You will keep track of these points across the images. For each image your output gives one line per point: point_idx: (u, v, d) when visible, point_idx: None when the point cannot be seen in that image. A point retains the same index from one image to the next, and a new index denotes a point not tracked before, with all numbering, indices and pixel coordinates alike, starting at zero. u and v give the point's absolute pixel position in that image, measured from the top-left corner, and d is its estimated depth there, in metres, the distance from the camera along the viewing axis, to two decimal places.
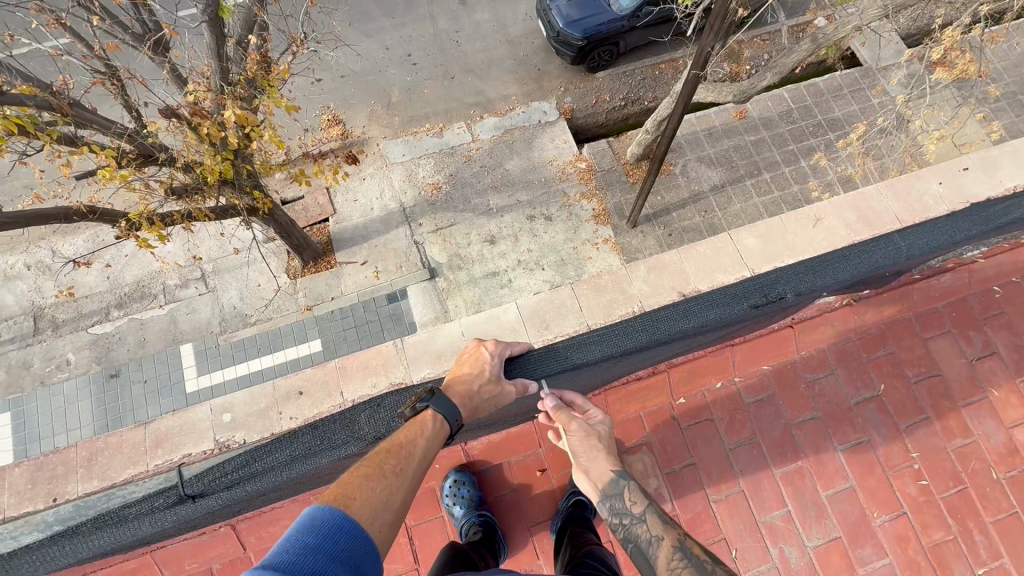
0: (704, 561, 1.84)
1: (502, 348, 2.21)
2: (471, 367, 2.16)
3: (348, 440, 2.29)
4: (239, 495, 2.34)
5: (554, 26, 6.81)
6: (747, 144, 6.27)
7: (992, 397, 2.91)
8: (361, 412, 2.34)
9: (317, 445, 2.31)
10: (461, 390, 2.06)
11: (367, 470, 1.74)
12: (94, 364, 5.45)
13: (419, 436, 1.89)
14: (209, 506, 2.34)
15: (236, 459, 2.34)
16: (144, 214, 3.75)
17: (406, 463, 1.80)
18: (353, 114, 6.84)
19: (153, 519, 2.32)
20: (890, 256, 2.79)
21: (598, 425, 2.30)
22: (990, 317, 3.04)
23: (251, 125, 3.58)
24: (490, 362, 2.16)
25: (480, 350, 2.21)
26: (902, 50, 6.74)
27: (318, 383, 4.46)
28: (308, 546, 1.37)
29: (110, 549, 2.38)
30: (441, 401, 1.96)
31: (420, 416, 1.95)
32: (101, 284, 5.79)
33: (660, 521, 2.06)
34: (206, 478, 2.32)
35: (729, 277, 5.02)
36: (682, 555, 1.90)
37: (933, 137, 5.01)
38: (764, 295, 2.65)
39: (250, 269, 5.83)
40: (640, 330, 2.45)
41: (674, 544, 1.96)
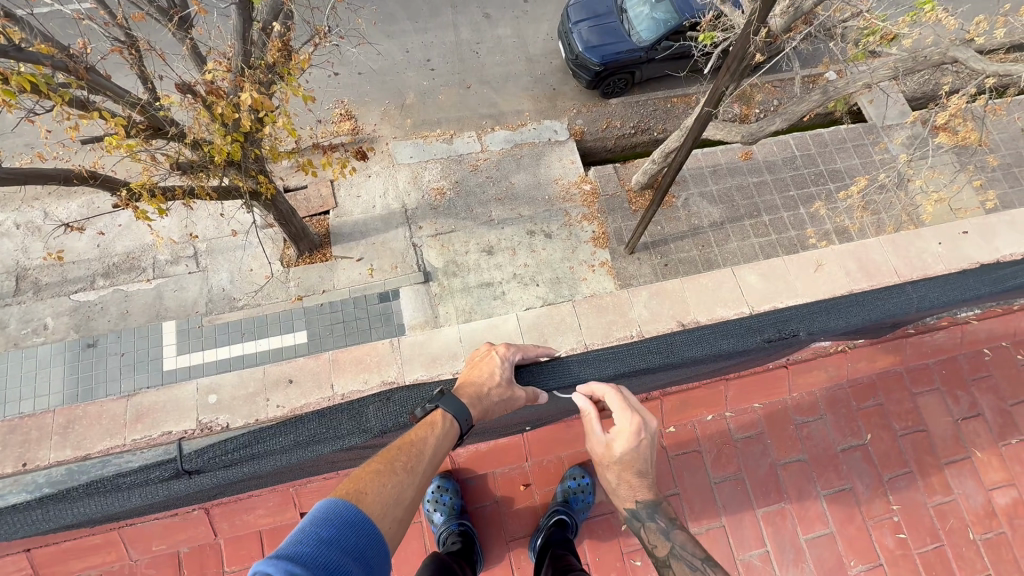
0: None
1: (511, 353, 2.16)
2: (481, 371, 2.09)
3: (353, 431, 2.25)
4: (235, 476, 2.26)
5: (574, 49, 6.95)
6: (749, 185, 6.39)
7: (974, 457, 2.84)
8: (370, 405, 2.31)
9: (322, 432, 2.27)
10: (471, 391, 2.01)
11: (377, 466, 1.70)
12: (71, 332, 5.33)
13: (430, 434, 1.84)
14: (204, 484, 2.26)
15: (240, 438, 2.28)
16: (146, 185, 3.70)
17: (418, 461, 1.76)
18: (366, 111, 6.88)
19: (145, 492, 2.23)
20: (901, 307, 2.73)
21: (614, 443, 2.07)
22: (978, 378, 2.96)
23: (266, 110, 3.58)
24: (500, 365, 2.10)
25: (491, 354, 2.16)
26: (907, 111, 6.93)
27: (310, 373, 4.32)
28: (323, 538, 1.34)
29: (82, 521, 2.23)
30: (450, 400, 1.92)
31: (430, 416, 1.90)
32: (90, 251, 5.72)
33: (688, 569, 1.91)
34: (206, 454, 2.24)
35: (729, 311, 4.62)
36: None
37: (932, 199, 5.12)
38: (777, 331, 2.62)
39: (244, 253, 5.79)
40: (664, 353, 2.47)
41: None
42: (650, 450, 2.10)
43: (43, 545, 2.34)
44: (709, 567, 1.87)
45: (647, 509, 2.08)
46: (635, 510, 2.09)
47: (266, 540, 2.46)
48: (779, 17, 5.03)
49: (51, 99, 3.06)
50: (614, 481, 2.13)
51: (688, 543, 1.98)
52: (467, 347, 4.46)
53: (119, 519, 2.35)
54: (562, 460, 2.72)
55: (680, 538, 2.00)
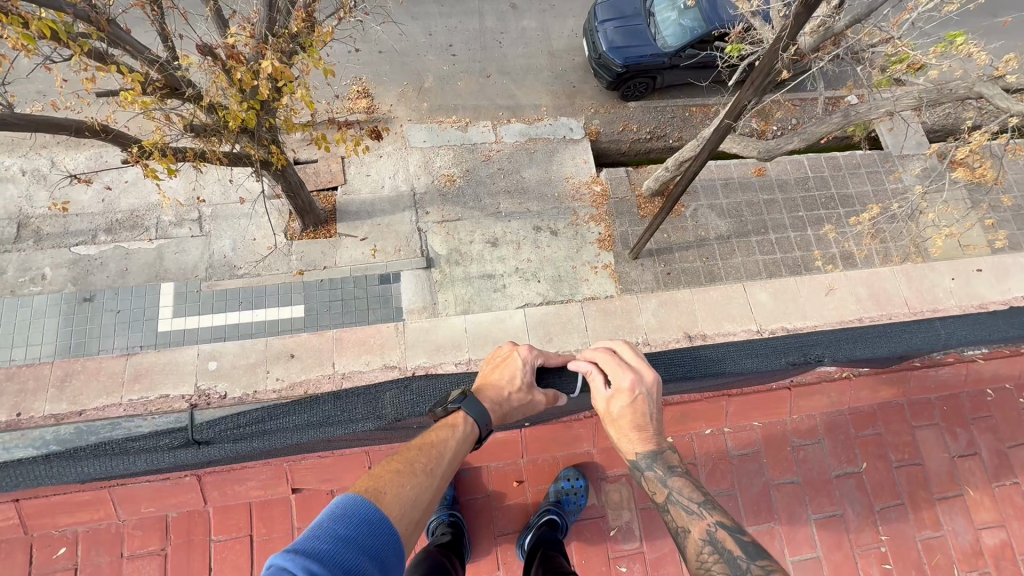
0: (738, 560, 1.66)
1: (533, 357, 2.10)
2: (501, 374, 2.07)
3: (367, 416, 2.30)
4: (244, 450, 2.29)
5: (598, 48, 6.90)
6: (760, 202, 6.37)
7: (967, 496, 2.83)
8: (386, 392, 2.35)
9: (336, 415, 2.31)
10: (491, 394, 1.98)
11: (398, 465, 1.66)
12: (68, 284, 5.29)
13: (451, 436, 1.82)
14: (212, 456, 2.29)
15: (253, 413, 2.33)
16: (158, 144, 3.65)
17: (437, 463, 1.72)
18: (383, 91, 6.82)
19: (151, 458, 2.25)
20: (929, 341, 2.76)
21: (614, 403, 2.04)
22: (978, 418, 2.95)
23: (285, 79, 3.51)
24: (521, 368, 2.06)
25: (513, 356, 2.11)
26: (924, 143, 6.90)
27: (312, 349, 4.27)
28: (339, 536, 1.30)
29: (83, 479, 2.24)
30: (473, 403, 1.89)
31: (452, 417, 1.88)
32: (95, 204, 5.67)
33: (685, 512, 1.88)
34: (220, 425, 2.28)
35: (736, 327, 4.45)
36: (714, 548, 1.72)
37: (942, 233, 5.08)
38: (802, 355, 2.69)
39: (249, 222, 5.75)
40: (691, 366, 2.48)
41: (702, 536, 1.78)
42: (650, 403, 2.08)
43: (31, 497, 2.27)
44: (707, 511, 1.85)
45: (648, 457, 2.03)
46: (635, 461, 2.04)
47: (255, 512, 2.43)
48: (809, 36, 5.00)
49: (69, 49, 3.00)
50: (616, 437, 2.11)
51: (684, 488, 1.95)
52: (470, 338, 4.42)
53: (112, 478, 2.30)
54: (557, 460, 2.68)
55: (676, 484, 1.96)
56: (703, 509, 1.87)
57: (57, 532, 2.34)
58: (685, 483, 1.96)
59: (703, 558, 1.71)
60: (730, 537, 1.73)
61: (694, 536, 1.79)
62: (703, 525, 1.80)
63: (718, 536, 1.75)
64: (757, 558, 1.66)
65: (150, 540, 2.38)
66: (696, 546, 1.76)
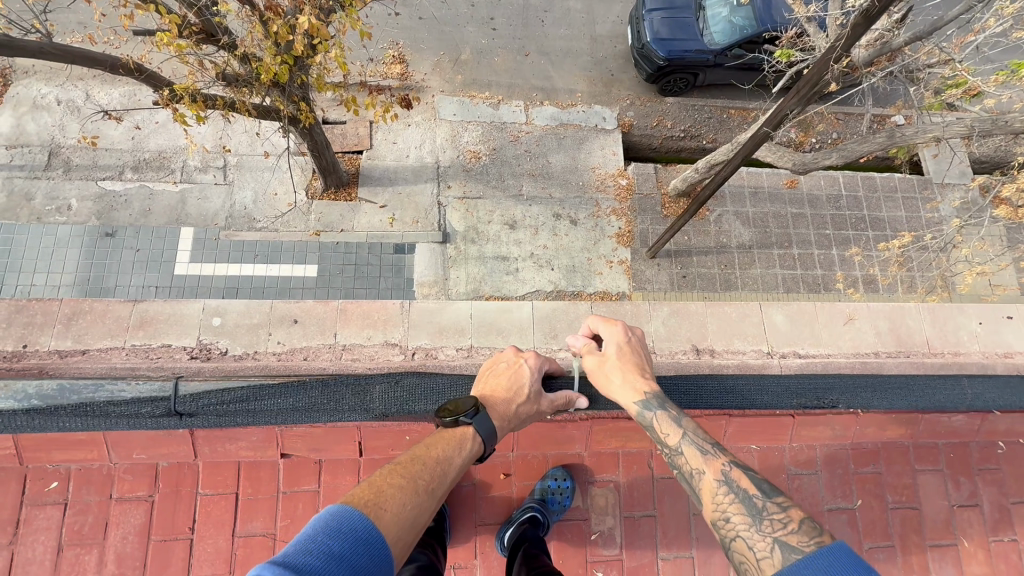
0: (754, 498, 1.73)
1: (541, 363, 2.18)
2: (510, 384, 2.09)
3: (355, 408, 2.39)
4: (228, 424, 2.35)
5: (642, 38, 6.68)
6: (787, 214, 6.19)
7: (961, 547, 2.72)
8: (375, 384, 2.44)
9: (323, 403, 2.37)
10: (501, 408, 2.00)
11: (401, 480, 1.64)
12: (92, 218, 5.36)
13: (456, 455, 1.82)
14: (195, 426, 2.34)
15: (239, 390, 2.33)
16: (189, 89, 3.59)
17: (438, 483, 1.72)
18: (418, 59, 6.69)
19: (133, 422, 2.29)
20: (954, 399, 2.77)
21: (607, 349, 2.24)
22: (985, 469, 2.83)
23: (321, 38, 3.43)
24: (529, 377, 2.12)
25: (520, 365, 2.16)
26: (967, 174, 6.62)
27: (316, 317, 4.24)
28: (334, 553, 1.27)
29: (68, 427, 2.28)
30: (484, 420, 1.90)
31: (459, 429, 1.89)
32: (124, 141, 5.70)
33: (698, 451, 1.93)
34: (201, 401, 2.29)
35: (748, 347, 4.28)
36: (728, 488, 1.79)
37: (974, 270, 4.86)
38: (817, 398, 2.74)
39: (272, 175, 5.76)
40: (693, 395, 2.57)
41: (718, 477, 1.84)
42: (639, 350, 2.28)
43: (21, 431, 2.30)
44: (720, 451, 1.93)
45: (657, 398, 2.08)
46: (645, 400, 2.06)
47: (243, 472, 2.46)
48: (863, 48, 4.80)
49: None
50: (620, 382, 2.12)
51: (699, 432, 2.00)
52: (476, 324, 4.36)
53: (98, 424, 2.29)
54: (547, 458, 2.65)
55: (689, 427, 2.01)
56: (717, 450, 1.93)
57: (51, 466, 2.39)
58: (695, 428, 2.02)
59: (718, 500, 1.78)
60: (745, 476, 1.81)
61: (709, 479, 1.84)
62: (718, 466, 1.87)
63: (733, 476, 1.83)
64: (773, 496, 1.73)
65: (139, 486, 2.42)
66: (709, 486, 1.83)
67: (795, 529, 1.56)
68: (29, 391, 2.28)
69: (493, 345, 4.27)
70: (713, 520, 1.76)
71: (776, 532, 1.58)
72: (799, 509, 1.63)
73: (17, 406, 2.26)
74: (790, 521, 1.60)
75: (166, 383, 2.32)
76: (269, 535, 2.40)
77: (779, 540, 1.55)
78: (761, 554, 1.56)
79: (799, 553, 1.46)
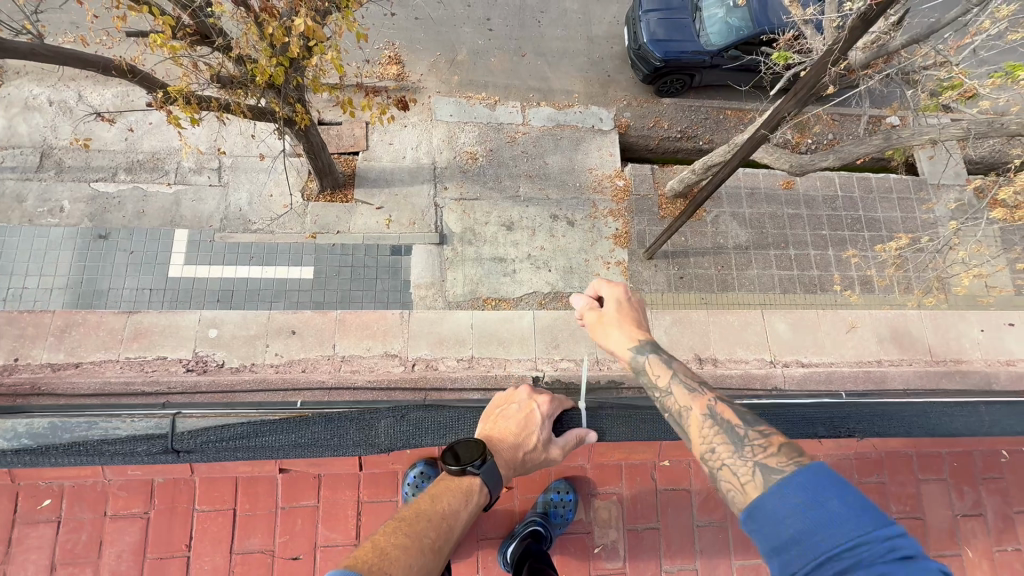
0: (736, 428, 1.68)
1: (551, 409, 2.20)
2: (521, 431, 2.08)
3: (359, 443, 2.35)
4: (227, 458, 2.33)
5: (638, 39, 6.66)
6: (784, 215, 6.18)
7: (964, 557, 2.69)
8: (380, 419, 2.38)
9: (327, 439, 2.33)
10: (508, 457, 1.99)
11: (405, 539, 1.61)
12: (84, 220, 5.29)
13: (463, 508, 1.79)
14: (193, 461, 2.32)
15: (239, 427, 2.30)
16: (184, 91, 3.53)
17: (444, 540, 1.69)
18: (414, 59, 6.65)
19: (129, 458, 2.27)
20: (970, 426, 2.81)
21: (608, 302, 2.19)
22: (988, 478, 2.82)
23: (317, 40, 3.39)
24: (539, 424, 2.12)
25: (531, 410, 2.16)
26: (962, 175, 6.63)
27: (314, 328, 4.18)
28: None
29: (59, 462, 2.23)
30: (491, 470, 1.87)
31: (465, 481, 1.86)
32: (117, 143, 5.63)
33: (686, 390, 1.90)
34: (200, 438, 2.27)
35: (749, 354, 4.26)
36: (712, 421, 1.75)
37: (970, 272, 4.85)
38: (833, 428, 2.68)
39: (267, 177, 5.69)
40: None
41: (702, 411, 1.81)
42: (637, 309, 2.23)
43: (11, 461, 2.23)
44: (707, 389, 1.89)
45: (652, 345, 2.04)
46: (639, 347, 2.03)
47: (241, 487, 2.42)
48: (860, 51, 4.79)
49: None
50: (615, 334, 2.09)
51: (686, 373, 1.96)
52: (474, 332, 4.33)
53: (94, 457, 2.26)
54: (549, 471, 2.61)
55: (677, 367, 1.99)
56: (705, 388, 1.90)
57: (43, 483, 2.34)
58: (685, 371, 1.97)
59: (704, 433, 1.73)
60: (729, 411, 1.77)
61: (695, 413, 1.80)
62: (704, 402, 1.83)
63: (717, 410, 1.79)
64: (756, 425, 1.68)
65: (134, 503, 2.37)
66: (696, 420, 1.78)
67: (773, 451, 1.52)
68: (24, 429, 2.27)
69: (494, 354, 4.23)
70: (701, 454, 1.70)
71: (756, 455, 1.53)
72: (779, 436, 1.58)
73: (7, 445, 2.23)
74: (770, 446, 1.56)
75: (165, 420, 2.32)
76: (268, 552, 2.36)
77: (761, 464, 1.50)
78: (743, 478, 1.50)
79: (778, 473, 1.43)
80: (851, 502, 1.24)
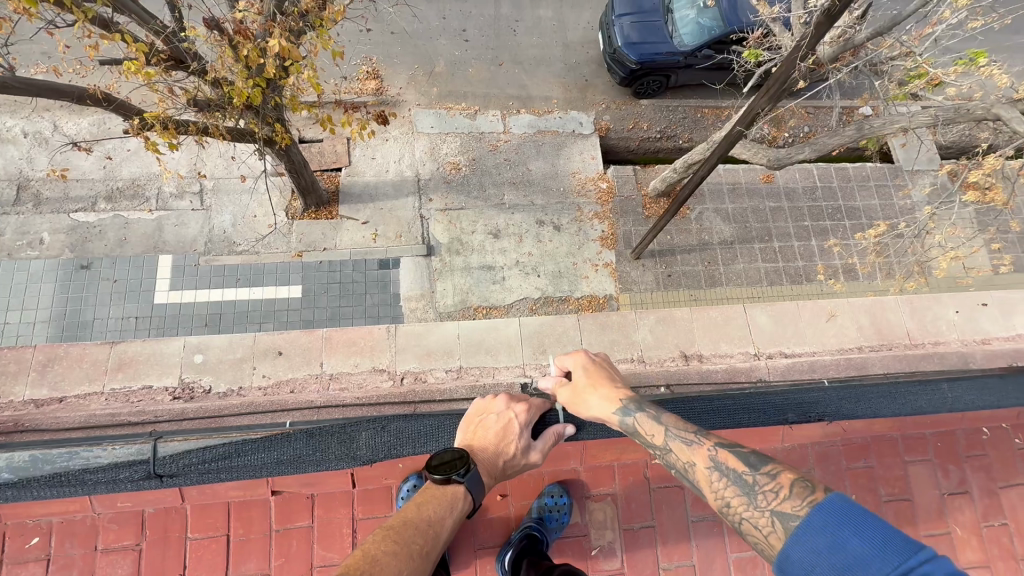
0: (744, 476, 1.72)
1: (530, 416, 2.19)
2: (499, 440, 2.09)
3: (342, 456, 2.36)
4: (210, 480, 2.33)
5: (613, 43, 6.77)
6: (766, 209, 6.29)
7: (953, 534, 2.74)
8: (362, 432, 2.43)
9: (309, 455, 2.34)
10: (489, 465, 2.02)
11: (394, 547, 1.62)
12: (65, 250, 5.23)
13: (449, 515, 1.81)
14: (176, 485, 2.32)
15: (219, 448, 2.31)
16: (160, 117, 3.52)
17: (431, 546, 1.70)
18: (392, 74, 6.70)
19: (112, 486, 2.27)
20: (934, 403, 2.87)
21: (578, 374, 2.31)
22: (972, 456, 2.88)
23: (292, 59, 3.40)
24: (517, 433, 2.13)
25: (509, 420, 2.16)
26: (934, 160, 6.79)
27: (301, 347, 4.16)
28: None
29: (44, 496, 2.25)
30: (475, 479, 1.88)
31: (450, 488, 1.87)
32: (95, 171, 5.58)
33: (684, 444, 1.91)
34: (182, 462, 2.26)
35: (732, 348, 4.32)
36: (719, 473, 1.77)
37: (948, 255, 4.96)
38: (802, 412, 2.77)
39: (250, 198, 5.66)
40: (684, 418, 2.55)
41: (707, 461, 1.82)
42: (606, 370, 2.36)
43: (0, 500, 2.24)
44: (704, 438, 1.91)
45: (633, 401, 2.11)
46: (622, 405, 2.09)
47: (233, 512, 2.40)
48: (828, 45, 4.93)
49: (73, 15, 2.83)
50: (594, 397, 2.15)
51: (679, 425, 1.99)
52: (461, 343, 4.33)
53: (78, 488, 2.26)
54: (543, 476, 2.63)
55: (668, 420, 2.02)
56: (701, 437, 1.92)
57: (31, 521, 2.30)
58: (676, 423, 2.01)
59: (715, 487, 1.76)
60: (732, 455, 1.81)
61: (701, 468, 1.81)
62: (705, 452, 1.84)
63: (719, 459, 1.81)
64: (762, 467, 1.73)
65: (125, 535, 2.34)
66: (703, 475, 1.80)
67: (787, 496, 1.57)
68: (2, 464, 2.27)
69: (482, 364, 4.25)
70: (718, 507, 1.73)
71: (771, 504, 1.59)
72: (787, 475, 1.65)
73: None
74: (782, 488, 1.61)
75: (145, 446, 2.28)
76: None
77: (777, 512, 1.56)
78: (767, 530, 1.56)
79: (795, 519, 1.48)
80: (871, 541, 1.24)
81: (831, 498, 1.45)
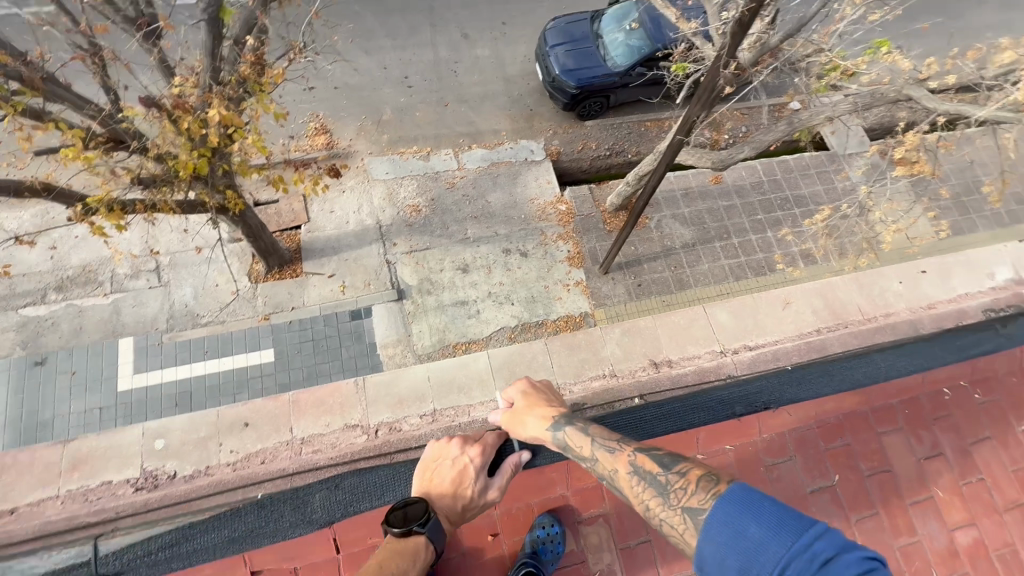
0: (658, 477, 1.84)
1: (484, 459, 2.36)
2: (456, 485, 2.25)
3: (297, 523, 2.34)
4: None
5: (550, 72, 7.06)
6: (719, 208, 6.54)
7: (937, 497, 2.75)
8: (315, 495, 2.49)
9: (262, 526, 2.36)
10: (448, 511, 2.16)
11: None
12: (16, 349, 4.99)
13: (412, 568, 1.77)
14: None
15: (167, 537, 2.35)
16: (104, 199, 3.45)
17: None
18: (341, 126, 6.78)
19: None
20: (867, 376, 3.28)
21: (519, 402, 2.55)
22: (939, 418, 2.96)
23: (235, 125, 3.42)
24: (473, 476, 2.28)
25: (466, 467, 2.32)
26: (865, 142, 7.22)
27: (268, 415, 4.03)
28: None
29: None
30: (435, 526, 1.90)
31: (411, 540, 1.87)
32: (42, 263, 5.38)
33: (608, 453, 2.07)
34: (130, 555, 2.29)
35: (699, 349, 4.41)
36: (637, 477, 1.90)
37: (892, 229, 5.23)
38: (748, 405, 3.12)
39: (210, 267, 5.54)
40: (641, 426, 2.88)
41: (627, 468, 1.96)
42: (544, 394, 2.60)
43: None
44: (626, 445, 2.07)
45: (563, 418, 2.32)
46: (553, 423, 2.31)
47: None
48: (746, 51, 5.22)
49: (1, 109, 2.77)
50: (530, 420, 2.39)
51: (603, 435, 2.17)
52: (433, 385, 4.29)
53: None
54: (532, 507, 2.61)
55: (594, 431, 2.21)
56: (622, 444, 2.09)
57: None
58: (603, 432, 2.19)
59: (637, 492, 1.86)
60: (648, 459, 1.94)
61: (622, 473, 1.95)
62: (625, 459, 1.99)
63: (637, 463, 1.95)
64: (672, 468, 1.85)
65: None
66: (624, 478, 1.93)
67: (694, 490, 1.68)
68: None
69: (456, 403, 4.20)
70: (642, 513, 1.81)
71: (682, 501, 1.68)
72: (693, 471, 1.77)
73: None
74: (689, 485, 1.71)
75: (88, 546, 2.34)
76: None
77: (688, 508, 1.65)
78: (681, 527, 1.63)
79: (702, 512, 1.57)
80: (767, 522, 1.32)
81: (731, 488, 1.52)
